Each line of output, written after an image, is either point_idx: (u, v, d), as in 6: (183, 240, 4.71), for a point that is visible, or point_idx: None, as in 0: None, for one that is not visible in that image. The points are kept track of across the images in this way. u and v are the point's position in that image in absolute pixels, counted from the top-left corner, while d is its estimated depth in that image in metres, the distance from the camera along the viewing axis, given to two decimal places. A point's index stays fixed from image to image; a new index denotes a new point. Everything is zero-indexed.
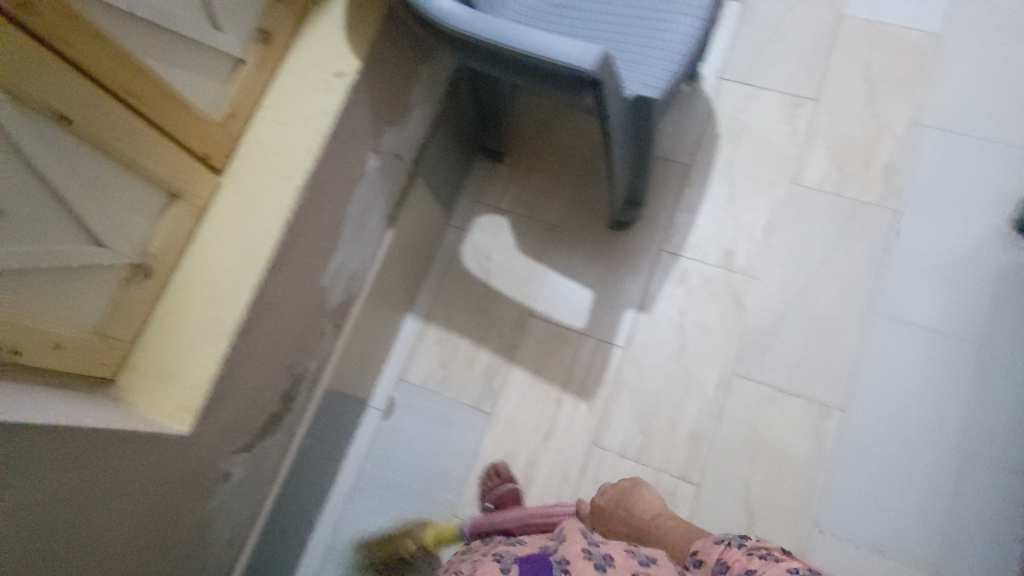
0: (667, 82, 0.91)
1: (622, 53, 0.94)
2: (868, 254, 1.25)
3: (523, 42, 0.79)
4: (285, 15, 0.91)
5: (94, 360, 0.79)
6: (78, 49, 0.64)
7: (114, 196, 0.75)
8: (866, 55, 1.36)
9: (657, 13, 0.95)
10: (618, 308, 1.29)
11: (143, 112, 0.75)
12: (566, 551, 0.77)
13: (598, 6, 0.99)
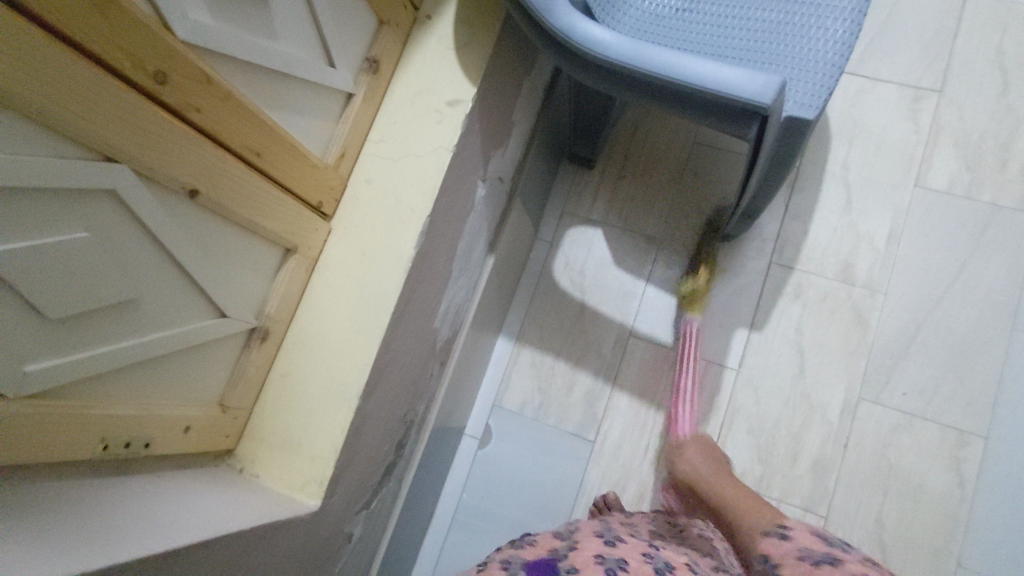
0: (823, 98, 0.83)
1: (766, 65, 0.86)
2: (1007, 266, 1.14)
3: (688, 70, 0.70)
4: (391, 40, 0.83)
5: (219, 433, 0.74)
6: (207, 115, 0.58)
7: (233, 261, 0.69)
8: (997, 40, 1.23)
9: (802, 18, 0.86)
10: (729, 327, 1.20)
11: (266, 171, 0.68)
12: (574, 558, 0.65)
13: (730, 10, 0.90)
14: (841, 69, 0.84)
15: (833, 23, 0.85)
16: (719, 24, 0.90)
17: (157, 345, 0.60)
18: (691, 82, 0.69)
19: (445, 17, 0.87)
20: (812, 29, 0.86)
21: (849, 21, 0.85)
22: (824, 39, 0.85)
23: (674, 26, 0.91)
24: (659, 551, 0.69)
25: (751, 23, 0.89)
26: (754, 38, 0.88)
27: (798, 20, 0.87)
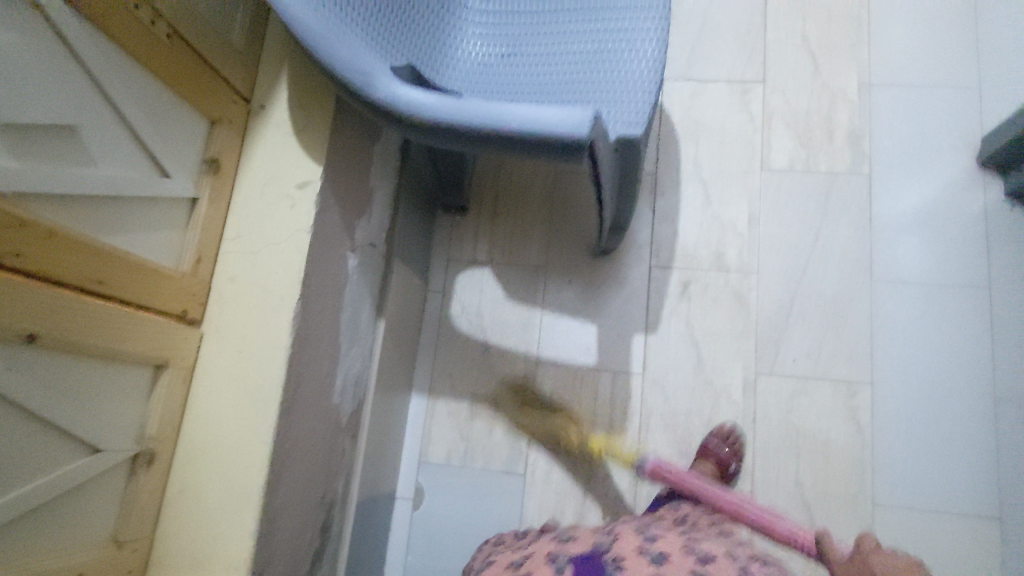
0: (647, 114, 0.89)
1: (591, 93, 0.91)
2: (855, 225, 1.25)
3: (511, 118, 0.73)
4: (226, 137, 0.84)
5: (118, 570, 0.71)
6: (34, 258, 0.57)
7: (96, 392, 0.68)
8: (800, 27, 1.36)
9: (614, 44, 0.93)
10: (627, 336, 1.26)
11: (117, 296, 0.68)
12: (621, 551, 0.74)
13: (551, 49, 0.96)
14: (656, 85, 0.90)
15: (641, 44, 0.92)
16: (541, 68, 0.95)
17: (39, 491, 0.60)
18: (515, 129, 0.73)
19: (279, 105, 0.89)
20: (623, 56, 0.92)
21: (655, 40, 0.92)
22: (635, 61, 0.91)
23: (500, 76, 0.96)
24: (696, 544, 0.78)
25: (569, 61, 0.95)
26: (576, 71, 0.94)
27: (609, 50, 0.93)
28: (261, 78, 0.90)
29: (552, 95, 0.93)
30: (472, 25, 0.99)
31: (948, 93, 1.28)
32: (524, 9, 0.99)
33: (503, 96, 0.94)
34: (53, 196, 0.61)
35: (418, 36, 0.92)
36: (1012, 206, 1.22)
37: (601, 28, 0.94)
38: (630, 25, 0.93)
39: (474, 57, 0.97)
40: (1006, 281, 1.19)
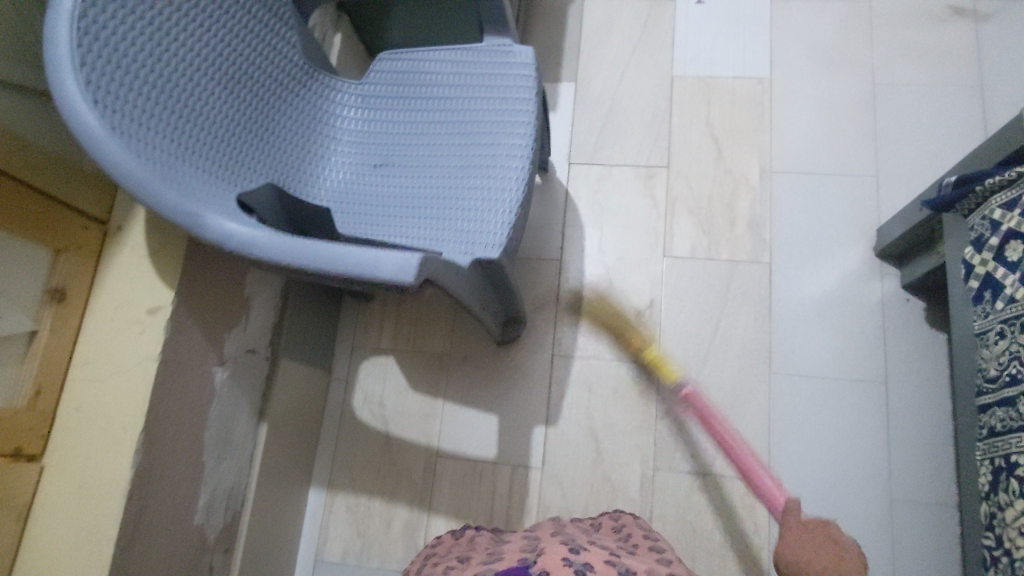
0: (507, 230, 0.88)
1: (455, 209, 0.92)
2: (754, 316, 1.25)
3: (336, 257, 0.73)
4: (74, 263, 0.84)
5: None
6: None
7: None
8: (704, 112, 1.37)
9: (479, 158, 0.93)
10: (527, 428, 1.24)
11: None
12: (543, 563, 0.76)
13: (420, 161, 0.97)
14: (517, 203, 0.90)
15: (504, 159, 0.92)
16: (409, 180, 0.96)
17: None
18: (341, 268, 0.73)
19: (135, 226, 0.88)
20: (486, 173, 0.92)
21: (518, 157, 0.92)
22: (498, 178, 0.91)
23: (369, 189, 0.97)
24: (619, 559, 0.82)
25: (436, 175, 0.95)
26: (443, 185, 0.94)
27: (473, 165, 0.93)
28: (118, 199, 0.90)
29: (417, 210, 0.94)
30: (344, 134, 1.00)
31: (846, 183, 1.29)
32: (396, 118, 0.99)
33: (370, 210, 0.95)
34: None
35: (279, 156, 0.93)
36: (907, 296, 1.23)
37: (467, 143, 0.95)
38: (494, 141, 0.93)
39: (344, 168, 0.98)
40: (903, 374, 1.19)
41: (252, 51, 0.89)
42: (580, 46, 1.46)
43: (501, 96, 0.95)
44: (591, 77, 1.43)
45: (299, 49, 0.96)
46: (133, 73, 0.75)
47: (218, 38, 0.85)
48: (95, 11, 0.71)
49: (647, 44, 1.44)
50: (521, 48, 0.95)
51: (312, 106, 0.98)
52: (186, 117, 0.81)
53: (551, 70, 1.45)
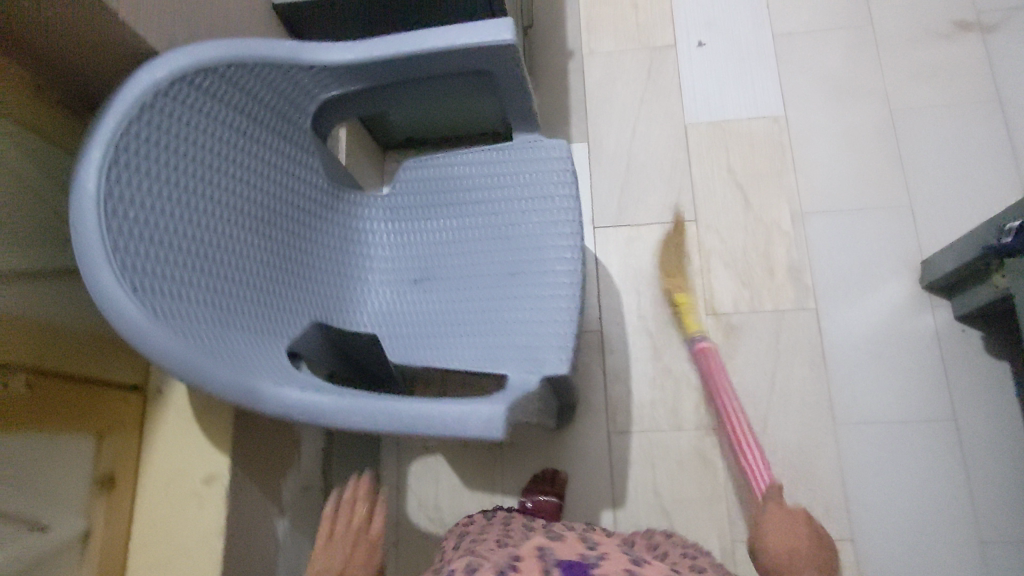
0: (569, 340, 0.83)
1: (509, 322, 0.86)
2: (809, 366, 1.22)
3: (418, 415, 0.68)
4: (119, 442, 0.78)
5: None
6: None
7: None
8: (724, 159, 1.34)
9: (527, 265, 0.88)
10: (594, 514, 1.19)
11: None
12: (610, 566, 0.65)
13: (463, 272, 0.91)
14: (574, 309, 0.84)
15: (554, 264, 0.87)
16: (454, 293, 0.91)
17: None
18: (428, 425, 0.67)
19: (177, 388, 0.82)
20: (537, 280, 0.87)
21: (568, 259, 0.87)
22: (550, 284, 0.86)
23: (411, 310, 0.92)
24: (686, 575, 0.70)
25: (481, 287, 0.90)
26: (491, 297, 0.89)
27: (522, 273, 0.88)
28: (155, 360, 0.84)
29: (468, 329, 0.88)
30: (375, 252, 0.95)
31: (879, 217, 1.27)
32: (429, 229, 0.94)
33: (419, 333, 0.90)
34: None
35: (314, 291, 0.87)
36: (961, 327, 1.20)
37: (511, 249, 0.90)
38: (540, 244, 0.88)
39: (380, 288, 0.94)
40: (969, 408, 1.17)
41: (279, 187, 0.83)
42: (586, 103, 1.41)
43: (542, 197, 0.89)
44: (603, 135, 1.38)
45: (322, 172, 0.90)
46: (168, 245, 0.68)
47: (245, 182, 0.78)
48: (121, 189, 0.65)
49: (654, 93, 1.40)
50: (554, 143, 0.90)
51: (339, 228, 0.92)
52: (225, 278, 0.74)
53: (561, 130, 1.40)
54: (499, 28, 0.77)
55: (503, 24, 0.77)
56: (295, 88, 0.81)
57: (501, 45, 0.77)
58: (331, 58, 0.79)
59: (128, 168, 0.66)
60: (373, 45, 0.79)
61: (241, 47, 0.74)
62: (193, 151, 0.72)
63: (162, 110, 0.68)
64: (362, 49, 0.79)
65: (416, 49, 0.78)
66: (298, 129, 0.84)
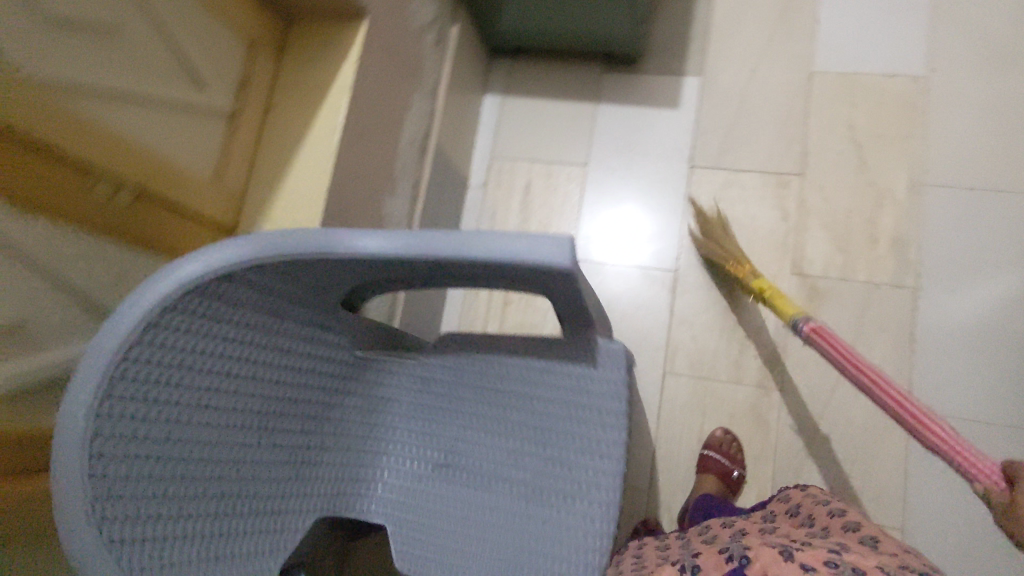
0: None
1: (535, 559, 0.71)
2: (892, 345, 1.14)
3: None
4: None
5: None
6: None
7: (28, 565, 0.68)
8: (847, 115, 1.25)
9: (557, 488, 0.73)
10: (635, 447, 1.19)
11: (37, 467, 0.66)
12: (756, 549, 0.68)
13: (488, 481, 0.77)
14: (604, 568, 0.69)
15: (589, 498, 0.72)
16: (475, 502, 0.76)
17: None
18: None
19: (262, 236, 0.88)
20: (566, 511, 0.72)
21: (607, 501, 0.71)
22: (584, 522, 0.71)
23: (424, 507, 0.78)
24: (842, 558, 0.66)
25: (508, 502, 0.75)
26: (515, 513, 0.74)
27: (551, 499, 0.73)
28: (245, 207, 0.90)
29: (489, 559, 0.73)
30: (398, 434, 0.81)
31: (1010, 202, 1.15)
32: (461, 418, 0.79)
33: (432, 538, 0.76)
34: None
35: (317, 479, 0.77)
36: None
37: (547, 470, 0.74)
38: (579, 470, 0.73)
39: (397, 480, 0.79)
40: None
41: (293, 370, 0.74)
42: (709, 36, 1.35)
43: (584, 413, 0.73)
44: (721, 71, 1.32)
45: (347, 342, 0.80)
46: (152, 478, 0.60)
47: (255, 381, 0.70)
48: (107, 423, 0.57)
49: (783, 34, 1.32)
50: (610, 346, 0.72)
51: (359, 404, 0.81)
52: (217, 498, 0.66)
53: (675, 59, 1.35)
54: (549, 248, 0.58)
55: (553, 245, 0.58)
56: (311, 275, 0.69)
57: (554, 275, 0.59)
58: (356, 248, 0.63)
59: (118, 396, 0.58)
60: (402, 238, 0.63)
61: (254, 250, 0.62)
62: (192, 361, 0.63)
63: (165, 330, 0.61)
64: (391, 241, 0.63)
65: (453, 254, 0.61)
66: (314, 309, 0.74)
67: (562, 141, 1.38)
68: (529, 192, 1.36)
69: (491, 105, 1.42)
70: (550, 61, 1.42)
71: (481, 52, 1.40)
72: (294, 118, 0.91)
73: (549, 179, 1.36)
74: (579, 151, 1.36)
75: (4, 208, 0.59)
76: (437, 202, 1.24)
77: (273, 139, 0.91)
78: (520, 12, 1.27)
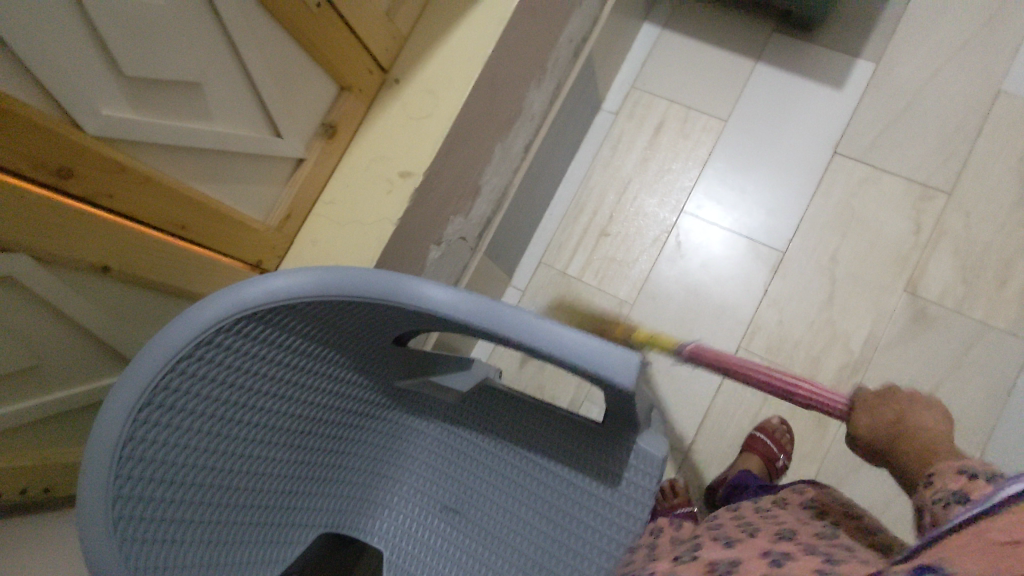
0: None
1: None
2: (985, 392, 1.06)
3: None
4: (355, 103, 0.85)
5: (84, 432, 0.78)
6: (82, 181, 0.58)
7: (140, 307, 0.73)
8: (1022, 145, 1.15)
9: (560, 567, 0.74)
10: (687, 409, 1.18)
11: (172, 224, 0.68)
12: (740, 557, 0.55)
13: (491, 542, 0.77)
14: None
15: None
16: (475, 559, 0.77)
17: (54, 370, 0.69)
18: None
19: (413, 83, 0.88)
20: None
21: None
22: None
23: (424, 552, 0.78)
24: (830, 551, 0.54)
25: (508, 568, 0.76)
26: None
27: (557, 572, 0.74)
28: (404, 50, 0.90)
29: None
30: (414, 474, 0.82)
31: None
32: (479, 471, 0.81)
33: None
34: (123, 105, 0.59)
35: (333, 499, 0.78)
36: None
37: (553, 549, 0.75)
38: (584, 554, 0.74)
39: (402, 524, 0.80)
40: None
41: (331, 397, 0.75)
42: (899, 22, 1.25)
43: (602, 504, 0.75)
44: (900, 63, 1.23)
45: (385, 377, 0.81)
46: (180, 475, 0.62)
47: (295, 402, 0.72)
48: (146, 424, 0.60)
49: (981, 43, 1.21)
50: (646, 447, 0.74)
51: (384, 439, 0.83)
52: (235, 508, 0.68)
53: (855, 38, 1.26)
54: (617, 360, 0.62)
55: (621, 358, 0.62)
56: (370, 326, 0.71)
57: (608, 378, 0.62)
58: (426, 300, 0.65)
59: (162, 404, 0.60)
60: (469, 301, 0.65)
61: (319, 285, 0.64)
62: (237, 380, 0.66)
63: (221, 344, 0.62)
64: (461, 304, 0.65)
65: (514, 333, 0.63)
66: (368, 348, 0.75)
67: (709, 90, 1.31)
68: (659, 133, 1.31)
69: (647, 35, 1.37)
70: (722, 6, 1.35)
71: None
72: None
73: (683, 125, 1.31)
74: (722, 103, 1.30)
75: None
76: (569, 112, 1.22)
77: None
78: None
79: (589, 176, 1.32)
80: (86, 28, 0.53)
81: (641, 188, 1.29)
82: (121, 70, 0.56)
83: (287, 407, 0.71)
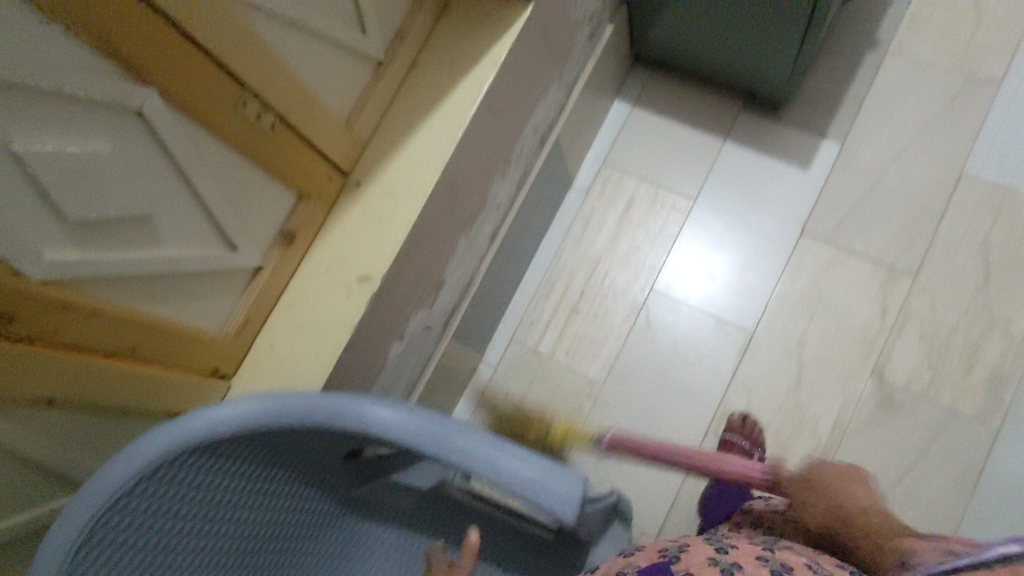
0: None
1: None
2: (952, 480, 1.06)
3: None
4: (313, 209, 0.86)
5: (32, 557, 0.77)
6: (24, 322, 0.58)
7: (92, 428, 0.73)
8: (985, 228, 1.17)
9: None
10: (657, 492, 1.16)
11: (123, 349, 0.69)
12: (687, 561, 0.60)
13: None
14: None
15: None
16: None
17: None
18: None
19: (372, 186, 0.89)
20: None
21: None
22: None
23: None
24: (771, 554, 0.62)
25: None
26: None
27: None
28: (365, 153, 0.91)
29: None
30: None
31: None
32: None
33: None
34: (69, 247, 0.59)
35: None
36: None
37: None
38: None
39: None
40: None
41: (283, 514, 0.75)
42: (864, 102, 1.27)
43: None
44: (864, 144, 1.25)
45: (340, 487, 0.81)
46: None
47: (246, 523, 0.71)
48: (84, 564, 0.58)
49: (944, 125, 1.23)
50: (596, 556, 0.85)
51: (337, 549, 0.82)
52: None
53: (821, 119, 1.28)
54: (564, 486, 0.65)
55: (565, 483, 0.65)
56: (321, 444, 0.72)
57: (551, 506, 0.64)
58: (374, 424, 0.67)
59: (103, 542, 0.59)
60: (416, 422, 0.67)
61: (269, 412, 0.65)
62: (185, 509, 0.65)
63: (166, 476, 0.62)
64: (410, 428, 0.67)
65: (463, 459, 0.66)
66: (321, 464, 0.76)
67: (678, 168, 1.33)
68: (630, 209, 1.33)
69: (618, 110, 1.39)
70: (690, 85, 1.37)
71: (626, 56, 1.37)
72: (436, 80, 0.91)
73: (653, 203, 1.32)
74: (692, 181, 1.32)
75: (167, 106, 0.61)
76: (538, 194, 1.23)
77: (410, 94, 0.92)
78: (677, 27, 1.23)
79: (561, 252, 1.33)
80: (28, 185, 0.53)
81: (612, 265, 1.31)
82: (64, 217, 0.57)
83: (237, 529, 0.70)
